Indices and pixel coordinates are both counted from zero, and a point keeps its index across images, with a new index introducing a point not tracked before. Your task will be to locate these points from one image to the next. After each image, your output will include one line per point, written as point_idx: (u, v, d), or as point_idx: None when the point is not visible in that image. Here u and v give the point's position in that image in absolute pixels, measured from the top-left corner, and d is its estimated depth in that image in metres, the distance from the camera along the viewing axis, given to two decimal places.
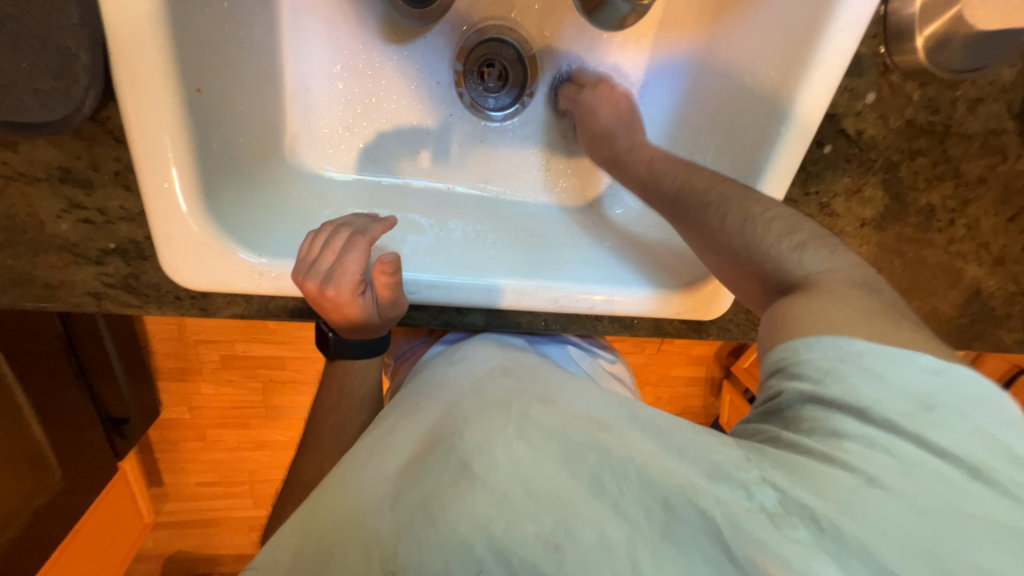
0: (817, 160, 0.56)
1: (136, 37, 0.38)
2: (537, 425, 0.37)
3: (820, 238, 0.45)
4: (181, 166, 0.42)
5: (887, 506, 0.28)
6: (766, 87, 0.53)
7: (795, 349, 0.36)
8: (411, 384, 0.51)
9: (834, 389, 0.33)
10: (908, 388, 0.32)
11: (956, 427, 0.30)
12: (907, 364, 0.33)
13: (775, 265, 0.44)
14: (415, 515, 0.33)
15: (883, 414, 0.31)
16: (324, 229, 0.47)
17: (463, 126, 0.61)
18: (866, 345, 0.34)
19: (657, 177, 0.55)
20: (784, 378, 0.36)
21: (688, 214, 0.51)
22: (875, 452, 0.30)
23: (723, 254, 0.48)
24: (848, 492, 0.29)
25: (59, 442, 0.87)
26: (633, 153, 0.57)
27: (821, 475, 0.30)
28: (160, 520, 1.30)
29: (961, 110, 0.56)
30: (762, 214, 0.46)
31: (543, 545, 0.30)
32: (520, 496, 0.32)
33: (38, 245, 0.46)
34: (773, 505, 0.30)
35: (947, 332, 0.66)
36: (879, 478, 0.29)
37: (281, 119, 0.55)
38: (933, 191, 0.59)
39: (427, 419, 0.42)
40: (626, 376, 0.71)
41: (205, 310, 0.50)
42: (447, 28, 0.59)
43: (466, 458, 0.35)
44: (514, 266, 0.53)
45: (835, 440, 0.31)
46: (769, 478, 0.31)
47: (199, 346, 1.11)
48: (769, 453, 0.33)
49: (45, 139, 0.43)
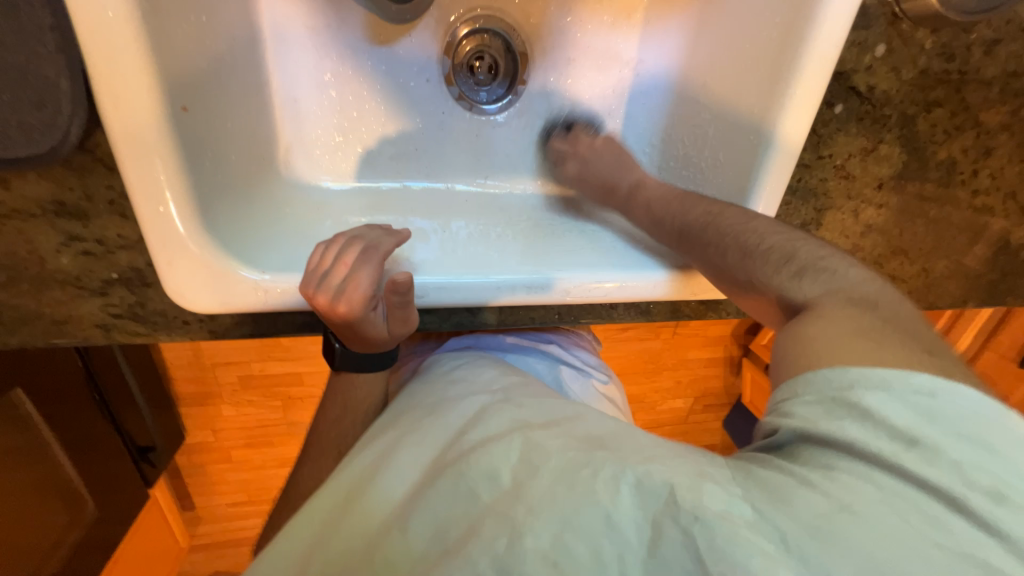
0: (828, 121, 0.54)
1: (114, 57, 0.37)
2: (539, 444, 0.38)
3: (820, 260, 0.45)
4: (174, 188, 0.41)
5: (858, 530, 0.28)
6: (767, 49, 0.50)
7: (793, 388, 0.36)
8: (407, 393, 0.54)
9: (822, 425, 0.33)
10: (893, 422, 0.31)
11: (940, 460, 0.29)
12: (900, 401, 0.32)
13: (776, 296, 0.45)
14: (428, 543, 0.35)
15: (865, 445, 0.31)
16: (336, 239, 0.46)
17: (456, 122, 0.60)
18: (855, 377, 0.34)
19: (657, 214, 0.54)
20: (781, 418, 0.35)
21: (695, 248, 0.50)
22: (857, 482, 0.30)
23: (729, 283, 0.49)
24: (822, 516, 0.29)
25: (89, 475, 0.88)
26: (635, 195, 0.56)
27: (800, 501, 0.30)
28: (196, 543, 1.32)
29: (978, 54, 0.52)
30: (759, 248, 0.47)
31: (543, 563, 0.31)
32: (522, 515, 0.33)
33: (41, 281, 0.46)
34: (751, 520, 0.29)
35: (977, 289, 0.63)
36: (851, 503, 0.29)
37: (273, 133, 0.54)
38: (952, 142, 0.56)
39: (434, 441, 0.44)
40: (617, 399, 0.72)
41: (214, 332, 0.50)
42: (432, 23, 0.57)
43: (470, 482, 0.37)
44: (523, 262, 0.52)
45: (824, 471, 0.31)
46: (750, 497, 0.31)
47: (215, 369, 1.11)
48: (754, 473, 0.33)
49: (36, 173, 0.43)
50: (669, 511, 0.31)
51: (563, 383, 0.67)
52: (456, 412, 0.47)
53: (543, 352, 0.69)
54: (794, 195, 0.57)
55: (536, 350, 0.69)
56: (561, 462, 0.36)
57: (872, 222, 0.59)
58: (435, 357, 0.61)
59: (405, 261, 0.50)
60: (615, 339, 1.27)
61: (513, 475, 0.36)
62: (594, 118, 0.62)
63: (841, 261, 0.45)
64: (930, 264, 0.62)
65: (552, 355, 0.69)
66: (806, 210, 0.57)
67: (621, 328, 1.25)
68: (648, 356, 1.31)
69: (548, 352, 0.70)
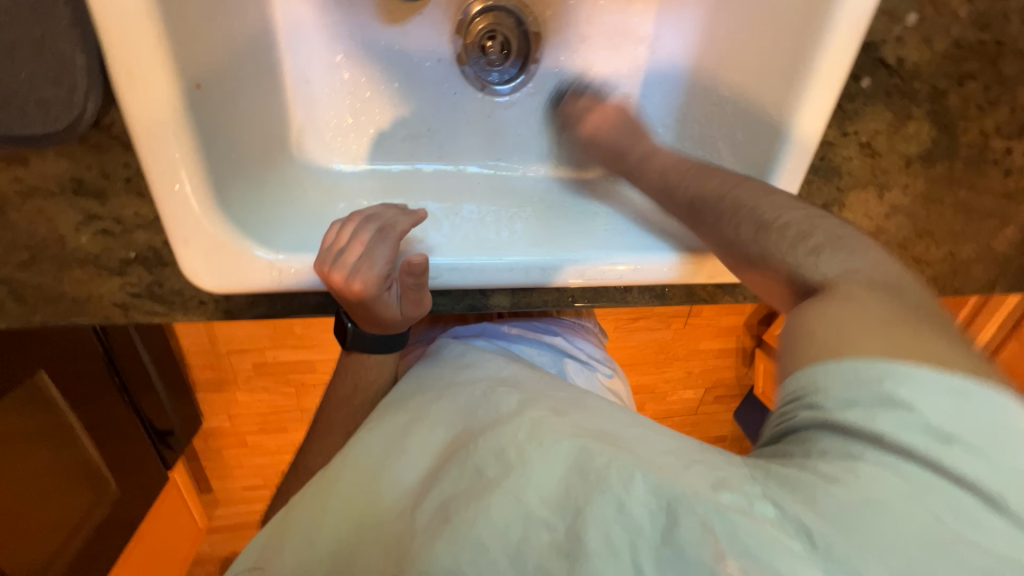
0: (855, 96, 0.52)
1: (129, 33, 0.37)
2: (546, 429, 0.38)
3: (838, 238, 0.43)
4: (190, 167, 0.41)
5: (886, 529, 0.27)
6: (791, 21, 0.48)
7: (813, 378, 0.33)
8: (415, 376, 0.54)
9: (849, 416, 0.31)
10: (929, 420, 0.29)
11: (979, 456, 0.28)
12: (933, 391, 0.29)
13: (789, 272, 0.43)
14: (432, 517, 0.35)
15: (896, 438, 0.29)
16: (352, 218, 0.46)
17: (467, 104, 0.59)
18: (890, 371, 0.31)
19: (671, 184, 0.52)
20: (800, 405, 0.34)
21: (705, 222, 0.49)
22: (886, 474, 0.28)
23: (738, 258, 0.47)
24: (847, 513, 0.28)
25: (113, 458, 0.91)
26: (645, 163, 0.54)
27: (820, 493, 0.29)
28: (214, 525, 1.36)
29: (1016, 23, 0.50)
30: (776, 222, 0.45)
31: (556, 553, 0.31)
32: (533, 502, 0.34)
33: (61, 260, 0.46)
34: (772, 517, 0.29)
35: (1006, 274, 0.62)
36: (877, 500, 0.28)
37: (285, 115, 0.54)
38: (986, 118, 0.53)
39: (450, 421, 0.44)
40: (622, 391, 0.72)
41: (230, 312, 0.50)
42: (444, 1, 0.56)
43: (478, 460, 0.37)
44: (536, 244, 0.51)
45: (850, 463, 0.29)
46: (771, 495, 0.30)
47: (231, 357, 1.11)
48: (774, 470, 0.32)
49: (55, 151, 0.43)
50: (685, 500, 0.31)
51: (565, 375, 0.67)
52: (466, 394, 0.47)
53: (549, 344, 0.69)
54: (816, 174, 0.55)
55: (541, 342, 0.69)
56: (571, 447, 0.36)
57: (897, 203, 0.57)
58: (444, 342, 0.61)
59: (419, 243, 0.50)
60: (625, 329, 1.25)
61: (518, 454, 0.36)
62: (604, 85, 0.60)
63: (861, 241, 0.43)
64: (957, 247, 0.60)
65: (558, 348, 0.69)
66: (829, 189, 0.56)
67: (632, 317, 1.24)
68: (660, 345, 1.29)
69: (554, 346, 0.69)
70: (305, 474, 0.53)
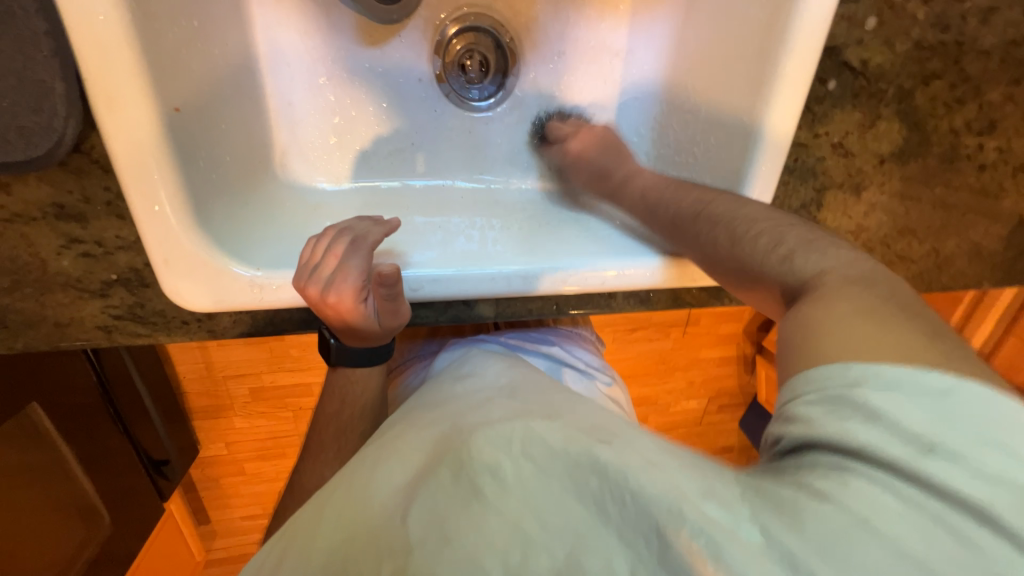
0: (822, 98, 0.53)
1: (107, 60, 0.38)
2: (540, 440, 0.37)
3: (809, 241, 0.44)
4: (169, 188, 0.42)
5: (874, 550, 0.25)
6: (755, 28, 0.49)
7: (796, 388, 0.35)
8: (413, 398, 0.52)
9: (829, 429, 0.31)
10: (911, 426, 0.29)
11: (965, 468, 0.27)
12: (910, 400, 0.30)
13: (772, 283, 0.44)
14: (423, 532, 0.33)
15: (882, 450, 0.28)
16: (326, 233, 0.46)
17: (447, 120, 0.60)
18: (860, 372, 0.32)
19: (649, 203, 0.53)
20: (785, 425, 0.34)
21: (685, 237, 0.50)
22: (874, 488, 0.27)
23: (725, 274, 0.48)
24: (836, 533, 0.26)
25: (105, 490, 0.89)
26: (628, 182, 0.56)
27: (806, 515, 0.27)
28: (212, 557, 1.33)
29: (973, 23, 0.51)
30: (748, 233, 0.46)
31: (552, 572, 0.30)
32: (530, 523, 0.32)
33: (43, 285, 0.47)
34: (757, 543, 0.27)
35: (993, 269, 0.62)
36: (870, 519, 0.26)
37: (269, 137, 0.55)
38: (954, 114, 0.54)
39: (437, 429, 0.43)
40: (621, 399, 0.71)
41: (213, 331, 0.50)
42: (421, 23, 0.58)
43: (472, 475, 0.35)
44: (516, 254, 0.51)
45: (838, 476, 0.29)
46: (760, 519, 0.28)
47: (226, 381, 1.10)
48: (766, 488, 0.30)
49: (36, 177, 0.44)
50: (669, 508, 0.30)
51: (564, 383, 0.66)
52: (459, 408, 0.46)
53: (545, 353, 0.68)
54: (792, 175, 0.56)
55: (537, 351, 0.68)
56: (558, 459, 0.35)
57: (875, 201, 0.58)
58: (444, 356, 0.60)
59: (398, 256, 0.50)
60: (623, 340, 1.25)
61: (509, 466, 0.35)
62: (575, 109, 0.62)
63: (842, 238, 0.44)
64: (941, 243, 0.60)
65: (554, 356, 0.69)
66: (806, 190, 0.56)
67: (629, 328, 1.23)
68: (658, 356, 1.28)
69: (551, 355, 0.69)
70: (298, 494, 0.52)
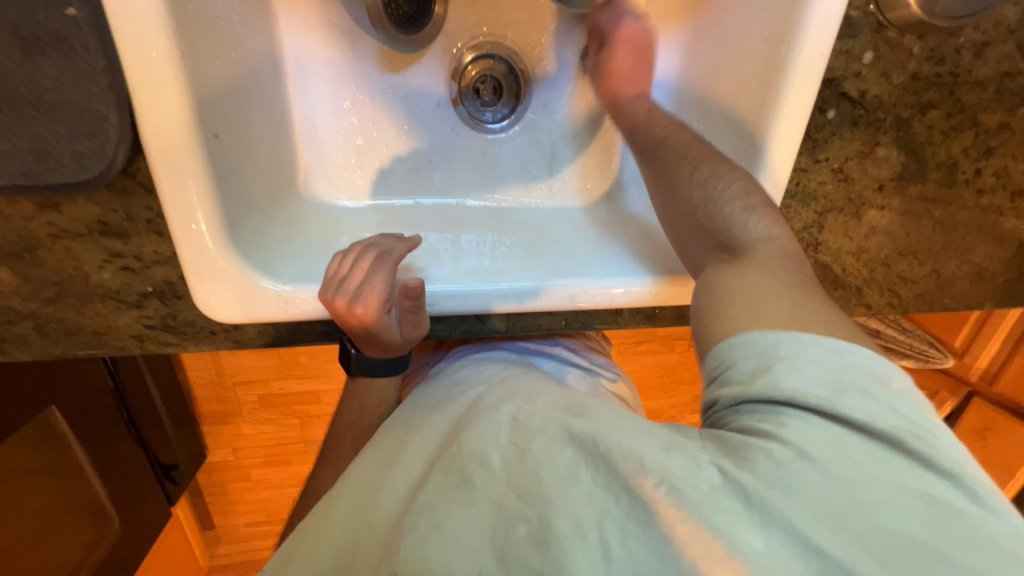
0: (822, 126, 0.55)
1: (155, 92, 0.42)
2: (524, 424, 0.39)
3: (770, 206, 0.46)
4: (205, 208, 0.45)
5: (813, 477, 0.28)
6: (758, 62, 0.52)
7: (724, 355, 0.35)
8: (415, 394, 0.54)
9: (760, 384, 0.32)
10: (820, 374, 0.31)
11: (869, 404, 0.30)
12: (819, 352, 0.32)
13: (722, 230, 0.46)
14: (418, 519, 0.36)
15: (804, 394, 0.30)
16: (351, 249, 0.49)
17: (463, 140, 0.63)
18: (774, 338, 0.33)
19: (642, 131, 0.56)
20: (718, 387, 0.35)
21: (664, 168, 0.52)
22: (807, 425, 0.30)
23: (683, 210, 0.49)
24: (783, 469, 0.29)
25: (116, 492, 0.91)
26: (625, 108, 0.58)
27: (759, 452, 0.30)
28: (215, 563, 1.34)
29: (968, 57, 0.53)
30: (719, 181, 0.47)
31: (530, 541, 0.33)
32: (514, 502, 0.35)
33: (84, 296, 0.50)
34: (716, 480, 0.30)
35: (994, 291, 0.63)
36: (807, 449, 0.29)
37: (294, 157, 0.58)
38: (951, 142, 0.57)
39: (437, 429, 0.45)
40: (628, 396, 0.73)
41: (238, 341, 0.53)
42: (439, 51, 0.61)
43: (462, 464, 0.38)
44: (525, 270, 0.54)
45: (775, 418, 0.31)
46: (716, 459, 0.31)
47: (237, 388, 1.13)
48: (720, 436, 0.32)
49: (85, 197, 0.47)
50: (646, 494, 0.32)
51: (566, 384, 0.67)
52: (458, 403, 0.48)
53: (548, 353, 0.70)
54: (793, 199, 0.58)
55: (543, 353, 0.70)
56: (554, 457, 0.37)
57: (876, 223, 0.59)
58: (447, 361, 0.62)
59: (414, 270, 0.53)
60: (629, 352, 1.26)
61: (503, 460, 0.37)
62: (587, 134, 0.64)
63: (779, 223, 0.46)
64: (941, 265, 0.62)
65: (557, 356, 0.71)
66: (807, 213, 0.58)
67: (634, 340, 1.25)
68: (663, 369, 1.29)
69: (554, 354, 0.71)
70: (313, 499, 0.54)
